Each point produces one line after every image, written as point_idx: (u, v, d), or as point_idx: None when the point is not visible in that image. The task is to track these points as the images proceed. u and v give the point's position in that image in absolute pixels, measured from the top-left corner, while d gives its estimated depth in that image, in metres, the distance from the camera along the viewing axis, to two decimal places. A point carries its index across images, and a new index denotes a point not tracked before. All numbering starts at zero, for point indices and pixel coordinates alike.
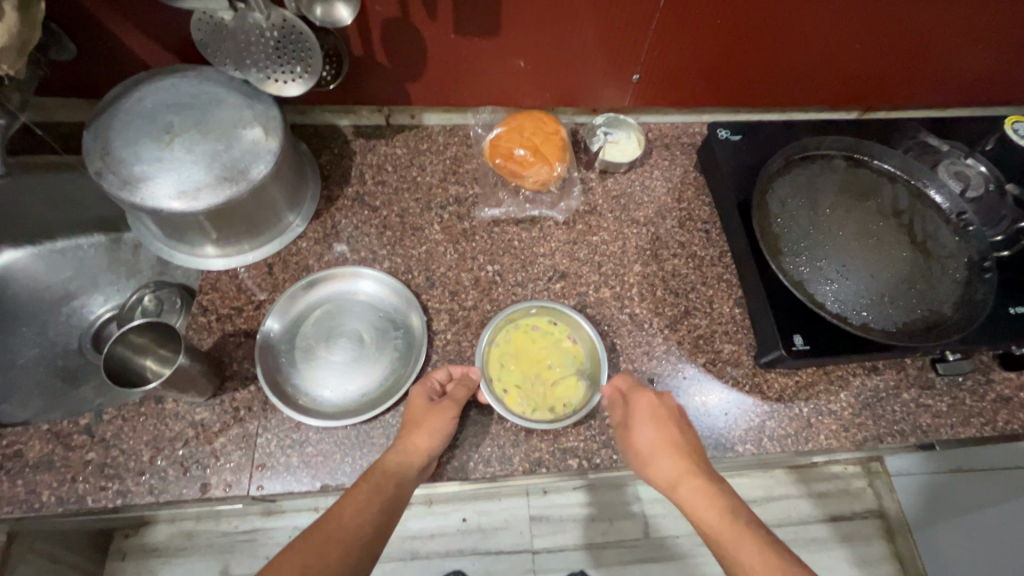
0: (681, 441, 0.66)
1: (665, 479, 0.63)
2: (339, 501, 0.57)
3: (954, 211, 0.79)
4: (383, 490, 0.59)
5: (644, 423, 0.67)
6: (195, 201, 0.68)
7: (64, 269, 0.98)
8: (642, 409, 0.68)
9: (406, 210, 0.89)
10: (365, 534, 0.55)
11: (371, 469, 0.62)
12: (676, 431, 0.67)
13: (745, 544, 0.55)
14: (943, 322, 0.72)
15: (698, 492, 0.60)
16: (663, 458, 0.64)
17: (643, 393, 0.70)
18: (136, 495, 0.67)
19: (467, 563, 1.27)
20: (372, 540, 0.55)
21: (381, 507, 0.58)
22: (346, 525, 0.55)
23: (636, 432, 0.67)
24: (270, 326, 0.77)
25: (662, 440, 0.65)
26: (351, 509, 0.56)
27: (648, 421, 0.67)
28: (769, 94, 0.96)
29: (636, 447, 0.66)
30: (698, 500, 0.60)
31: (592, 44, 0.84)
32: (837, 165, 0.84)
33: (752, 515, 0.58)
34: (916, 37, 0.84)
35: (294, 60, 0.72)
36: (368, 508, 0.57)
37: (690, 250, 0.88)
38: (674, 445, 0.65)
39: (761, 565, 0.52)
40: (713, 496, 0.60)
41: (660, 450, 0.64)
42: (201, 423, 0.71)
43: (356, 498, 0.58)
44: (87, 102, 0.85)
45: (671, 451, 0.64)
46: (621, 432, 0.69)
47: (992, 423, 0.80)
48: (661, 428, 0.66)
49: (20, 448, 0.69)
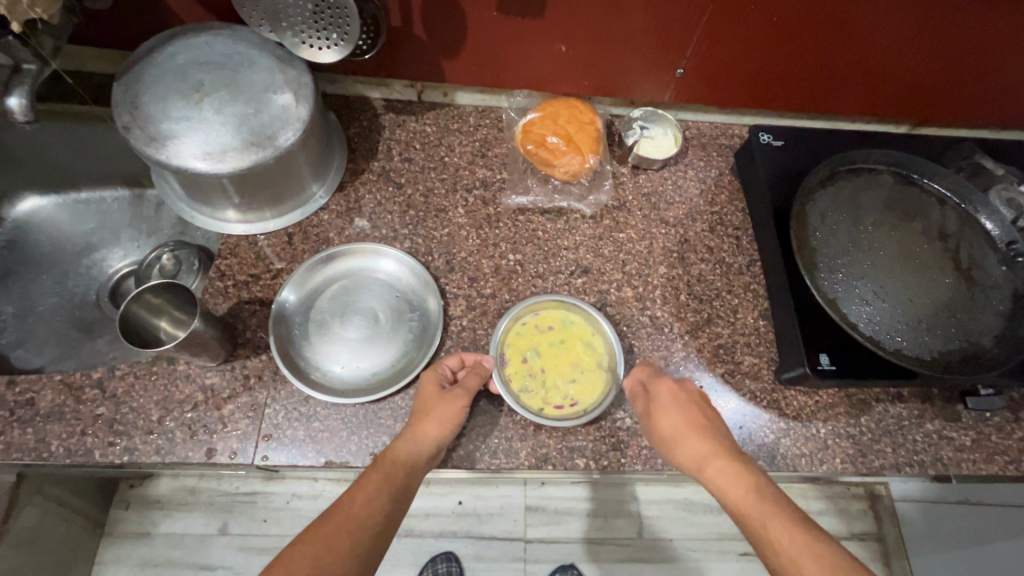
0: (706, 423, 0.64)
1: (695, 462, 0.61)
2: (349, 492, 0.57)
3: (1003, 240, 0.75)
4: (393, 477, 0.59)
5: (669, 410, 0.65)
6: (221, 163, 0.66)
7: (87, 221, 0.98)
8: (665, 394, 0.67)
9: (431, 190, 0.87)
10: (376, 521, 0.54)
11: (382, 459, 0.61)
12: (702, 415, 0.65)
13: (773, 519, 0.53)
14: (980, 355, 0.69)
15: (724, 474, 0.59)
16: (690, 442, 0.62)
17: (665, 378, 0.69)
18: (143, 453, 0.67)
19: (460, 546, 1.28)
20: (384, 528, 0.55)
21: (391, 497, 0.57)
22: (356, 515, 0.54)
23: (660, 420, 0.65)
24: (286, 296, 0.76)
25: (686, 424, 0.64)
26: (361, 498, 0.56)
27: (673, 408, 0.65)
28: (817, 101, 0.92)
29: (661, 433, 0.65)
30: (727, 482, 0.58)
31: (638, 34, 0.80)
32: (884, 181, 0.80)
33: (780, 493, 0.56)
34: (984, 52, 0.80)
35: (332, 26, 0.70)
36: (377, 496, 0.56)
37: (718, 256, 0.86)
38: (699, 428, 0.63)
39: (793, 543, 0.51)
40: (742, 478, 0.58)
41: (686, 435, 0.63)
42: (211, 388, 0.71)
43: (366, 486, 0.57)
44: (118, 53, 0.84)
45: (699, 434, 0.63)
46: (645, 421, 0.67)
47: (1017, 462, 0.77)
48: (684, 412, 0.65)
49: (32, 397, 0.69)
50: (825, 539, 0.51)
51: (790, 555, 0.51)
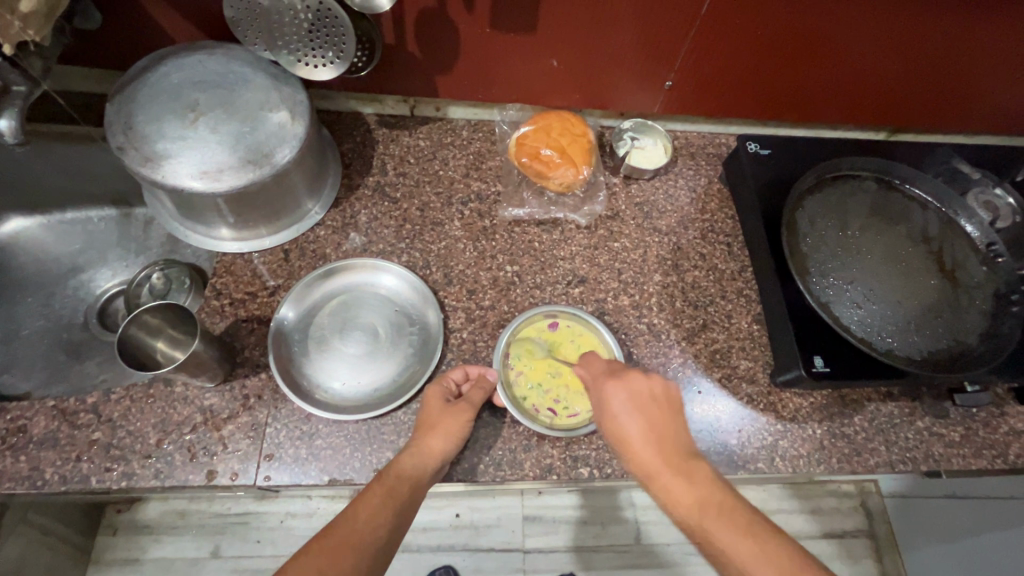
0: (665, 427, 0.62)
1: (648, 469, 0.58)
2: (353, 505, 0.56)
3: (983, 242, 0.79)
4: (397, 492, 0.58)
5: (627, 411, 0.62)
6: (218, 182, 0.66)
7: (73, 241, 0.97)
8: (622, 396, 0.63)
9: (427, 204, 0.87)
10: (381, 534, 0.54)
11: (385, 473, 0.61)
12: (666, 418, 0.63)
13: (724, 523, 0.52)
14: (966, 353, 0.71)
15: (673, 481, 0.56)
16: (639, 446, 0.60)
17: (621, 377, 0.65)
18: (141, 478, 0.66)
19: (458, 559, 1.27)
20: (389, 542, 0.54)
21: (396, 511, 0.56)
22: (360, 529, 0.53)
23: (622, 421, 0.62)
24: (284, 314, 0.76)
25: (641, 427, 0.61)
26: (365, 513, 0.55)
27: (633, 409, 0.62)
28: (801, 110, 0.95)
29: (620, 435, 0.62)
30: (672, 489, 0.56)
31: (629, 48, 0.82)
32: (868, 187, 0.83)
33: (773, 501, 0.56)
34: (957, 62, 0.83)
35: (327, 44, 0.70)
36: (382, 510, 0.56)
37: (711, 263, 0.87)
38: (651, 433, 0.61)
39: (745, 552, 0.50)
40: (688, 484, 0.56)
41: (638, 437, 0.60)
42: (210, 409, 0.70)
43: (370, 501, 0.56)
44: (108, 73, 0.84)
45: (656, 440, 0.60)
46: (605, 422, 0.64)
47: (1003, 456, 0.80)
48: (640, 413, 0.62)
49: (24, 424, 0.68)
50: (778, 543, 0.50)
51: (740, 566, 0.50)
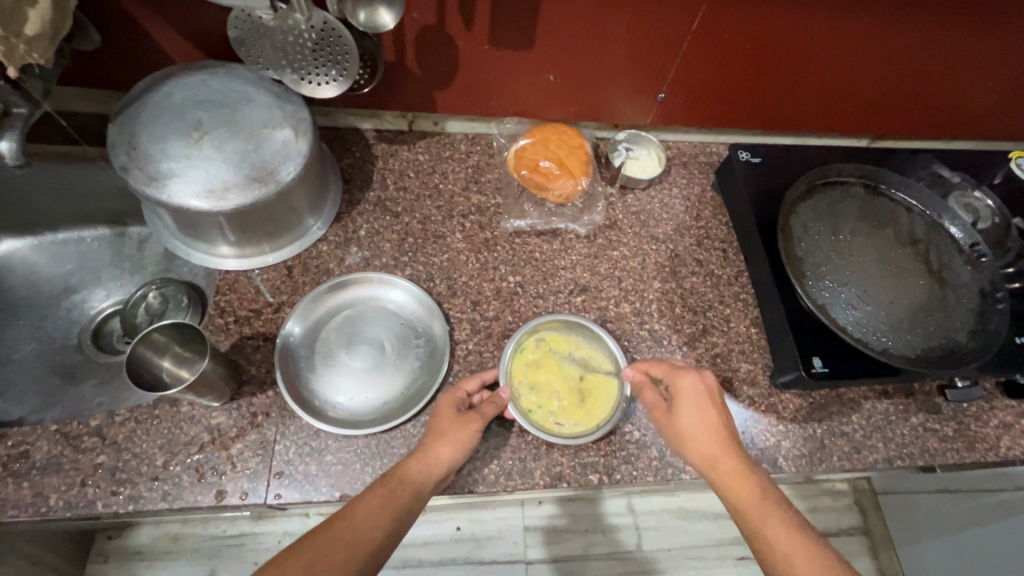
0: (723, 424, 0.65)
1: (706, 461, 0.63)
2: (352, 504, 0.58)
3: (967, 243, 0.81)
4: (396, 496, 0.59)
5: (688, 407, 0.66)
6: (223, 201, 0.66)
7: (65, 262, 0.95)
8: (687, 394, 0.67)
9: (428, 218, 0.88)
10: (374, 540, 0.55)
11: (389, 475, 0.61)
12: (721, 416, 0.66)
13: (776, 526, 0.57)
14: (958, 350, 0.74)
15: (733, 475, 0.61)
16: (703, 441, 0.64)
17: (685, 375, 0.68)
18: (149, 501, 0.65)
19: (460, 573, 1.26)
20: (382, 546, 0.56)
21: (392, 517, 0.57)
22: (355, 528, 0.55)
23: (681, 416, 0.66)
24: (290, 329, 0.76)
25: (708, 425, 0.65)
26: (363, 513, 0.57)
27: (694, 405, 0.66)
28: (788, 118, 0.98)
29: (676, 428, 0.66)
30: (733, 482, 0.61)
31: (623, 62, 0.84)
32: (856, 193, 0.86)
33: (785, 501, 0.59)
34: (935, 71, 0.87)
35: (330, 62, 0.71)
36: (379, 514, 0.57)
37: (708, 269, 0.90)
38: (718, 431, 0.64)
39: (788, 541, 0.56)
40: (747, 479, 0.61)
41: (704, 433, 0.64)
42: (217, 428, 0.70)
43: (369, 502, 0.58)
44: (105, 93, 0.83)
45: (714, 435, 0.64)
46: (662, 416, 0.68)
47: (995, 449, 0.82)
48: (704, 410, 0.66)
49: (26, 449, 0.66)
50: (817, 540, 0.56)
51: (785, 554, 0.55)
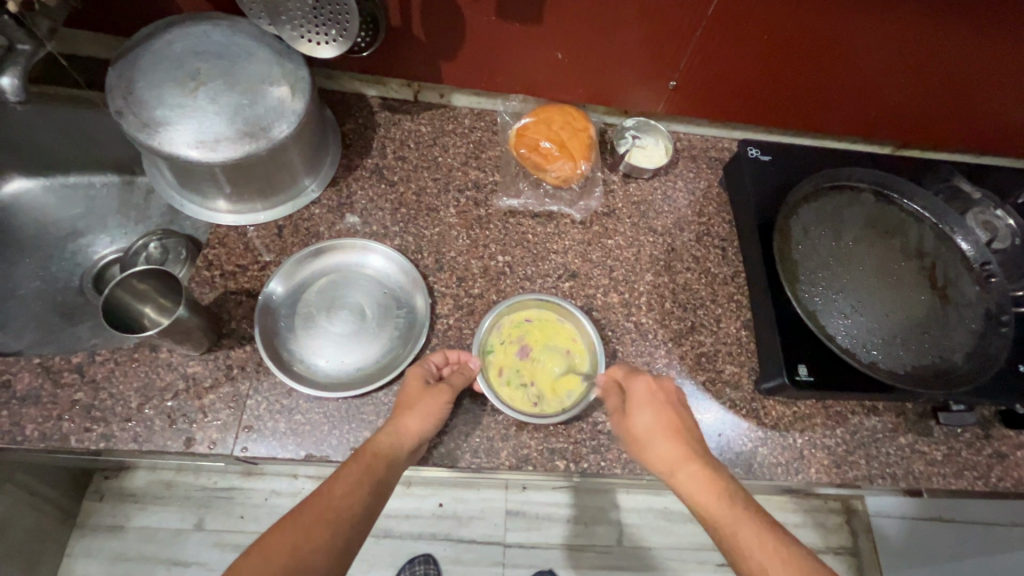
0: (684, 427, 0.65)
1: (666, 465, 0.62)
2: (328, 481, 0.56)
3: (978, 261, 0.78)
4: (373, 471, 0.58)
5: (643, 409, 0.66)
6: (214, 152, 0.66)
7: (75, 205, 0.98)
8: (638, 397, 0.67)
9: (424, 189, 0.87)
10: (359, 513, 0.54)
11: (360, 452, 0.61)
12: (679, 416, 0.66)
13: (745, 529, 0.53)
14: (952, 371, 0.71)
15: (692, 479, 0.59)
16: (661, 442, 0.63)
17: (639, 377, 0.69)
18: (119, 441, 0.67)
19: (438, 548, 1.27)
20: (364, 521, 0.55)
21: (373, 489, 0.57)
22: (334, 505, 0.54)
23: (636, 419, 0.66)
24: (273, 288, 0.76)
25: (664, 425, 0.64)
26: (341, 491, 0.55)
27: (648, 407, 0.66)
28: (805, 117, 0.94)
29: (633, 434, 0.65)
30: (694, 485, 0.59)
31: (634, 44, 0.82)
32: (865, 200, 0.82)
33: (753, 502, 0.56)
34: (968, 78, 0.82)
35: (331, 22, 0.70)
36: (359, 487, 0.56)
37: (704, 266, 0.87)
38: (676, 430, 0.64)
39: (761, 546, 0.52)
40: (714, 481, 0.59)
41: (658, 435, 0.63)
42: (193, 377, 0.71)
43: (346, 478, 0.57)
44: (116, 41, 0.85)
45: (674, 435, 0.63)
46: (618, 421, 0.67)
47: (985, 478, 0.79)
48: (661, 411, 0.65)
49: (9, 379, 0.68)
50: (796, 546, 0.52)
51: (757, 560, 0.51)
